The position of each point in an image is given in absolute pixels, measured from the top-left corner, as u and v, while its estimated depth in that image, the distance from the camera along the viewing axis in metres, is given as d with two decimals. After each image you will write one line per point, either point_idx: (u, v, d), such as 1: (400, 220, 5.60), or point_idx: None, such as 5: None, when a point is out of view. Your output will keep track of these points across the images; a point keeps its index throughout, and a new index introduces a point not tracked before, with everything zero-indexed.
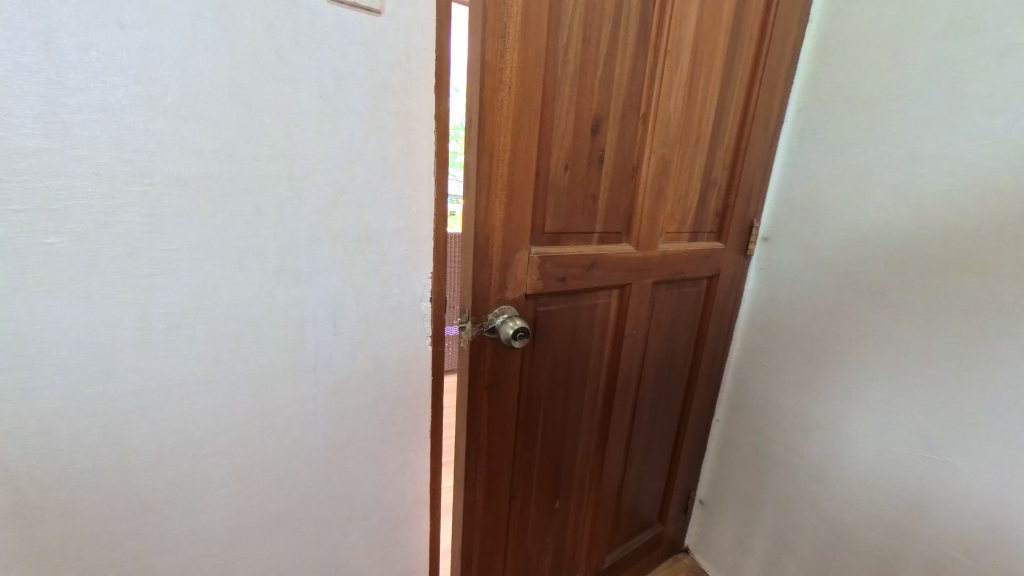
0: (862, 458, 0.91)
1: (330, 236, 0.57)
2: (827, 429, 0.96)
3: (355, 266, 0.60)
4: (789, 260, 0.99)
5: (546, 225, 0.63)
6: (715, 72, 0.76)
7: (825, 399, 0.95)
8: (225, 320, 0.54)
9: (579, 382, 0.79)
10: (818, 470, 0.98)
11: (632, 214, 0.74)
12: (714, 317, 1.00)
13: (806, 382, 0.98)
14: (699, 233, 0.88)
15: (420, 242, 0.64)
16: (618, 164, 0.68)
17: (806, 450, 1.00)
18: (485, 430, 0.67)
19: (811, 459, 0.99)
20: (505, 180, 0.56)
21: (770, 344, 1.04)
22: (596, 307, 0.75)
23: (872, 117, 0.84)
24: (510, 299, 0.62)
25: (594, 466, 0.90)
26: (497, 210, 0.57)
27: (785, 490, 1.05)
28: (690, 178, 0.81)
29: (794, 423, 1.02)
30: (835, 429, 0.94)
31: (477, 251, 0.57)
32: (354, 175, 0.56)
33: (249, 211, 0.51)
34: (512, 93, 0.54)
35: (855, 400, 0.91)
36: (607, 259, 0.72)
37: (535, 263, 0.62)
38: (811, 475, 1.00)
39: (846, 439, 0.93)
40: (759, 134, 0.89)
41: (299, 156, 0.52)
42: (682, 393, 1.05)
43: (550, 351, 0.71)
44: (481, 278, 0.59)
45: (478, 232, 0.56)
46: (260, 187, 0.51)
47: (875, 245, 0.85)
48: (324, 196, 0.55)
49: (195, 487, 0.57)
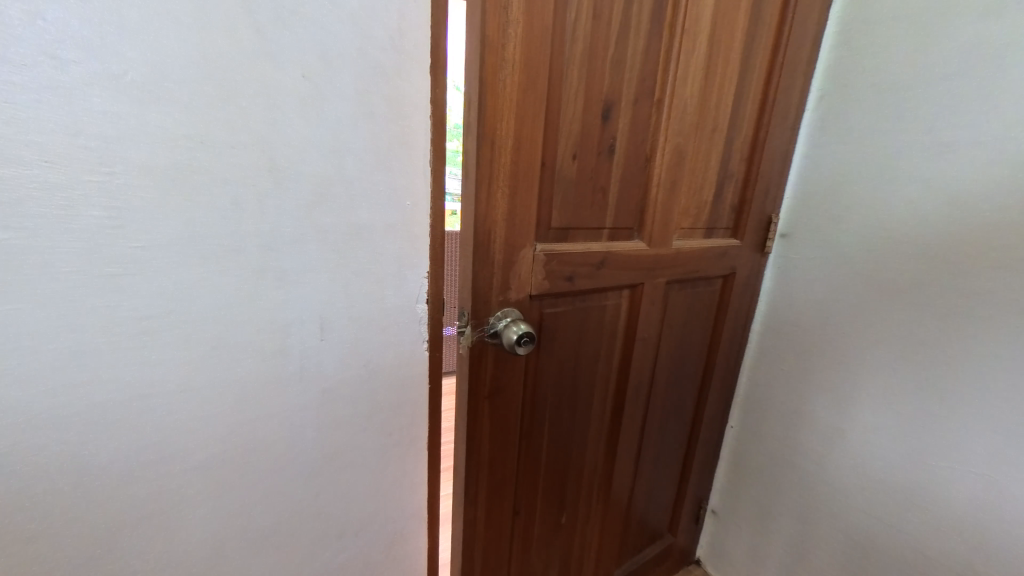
0: (889, 469, 0.85)
1: (317, 233, 0.52)
2: (851, 437, 0.90)
3: (344, 264, 0.55)
4: (810, 258, 0.93)
5: (553, 219, 0.58)
6: (733, 56, 0.71)
7: (849, 406, 0.90)
8: (203, 325, 0.49)
9: (587, 389, 0.74)
10: (840, 481, 0.92)
11: (645, 209, 0.69)
12: (729, 318, 0.95)
13: (827, 387, 0.93)
14: (714, 229, 0.83)
15: (416, 238, 0.59)
16: (630, 154, 0.63)
17: (827, 459, 0.94)
18: (487, 442, 0.62)
19: (832, 469, 0.94)
20: (508, 168, 0.51)
21: (788, 347, 0.99)
22: (605, 308, 0.70)
23: (901, 105, 0.78)
24: (513, 301, 0.57)
25: (602, 476, 0.85)
26: (498, 203, 0.52)
27: (804, 502, 0.99)
28: (706, 171, 0.76)
29: (814, 431, 0.96)
30: (858, 439, 0.89)
31: (477, 248, 0.52)
32: (343, 165, 0.52)
33: (226, 204, 0.47)
34: (516, 73, 0.49)
35: (881, 408, 0.85)
36: (618, 256, 0.66)
37: (540, 261, 0.57)
38: (832, 486, 0.94)
39: (870, 449, 0.87)
40: (778, 124, 0.84)
41: (281, 144, 0.48)
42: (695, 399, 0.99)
43: (556, 357, 0.66)
44: (482, 278, 0.53)
45: (478, 226, 0.51)
46: (238, 177, 0.47)
47: (903, 242, 0.79)
48: (309, 189, 0.50)
49: (172, 505, 0.53)
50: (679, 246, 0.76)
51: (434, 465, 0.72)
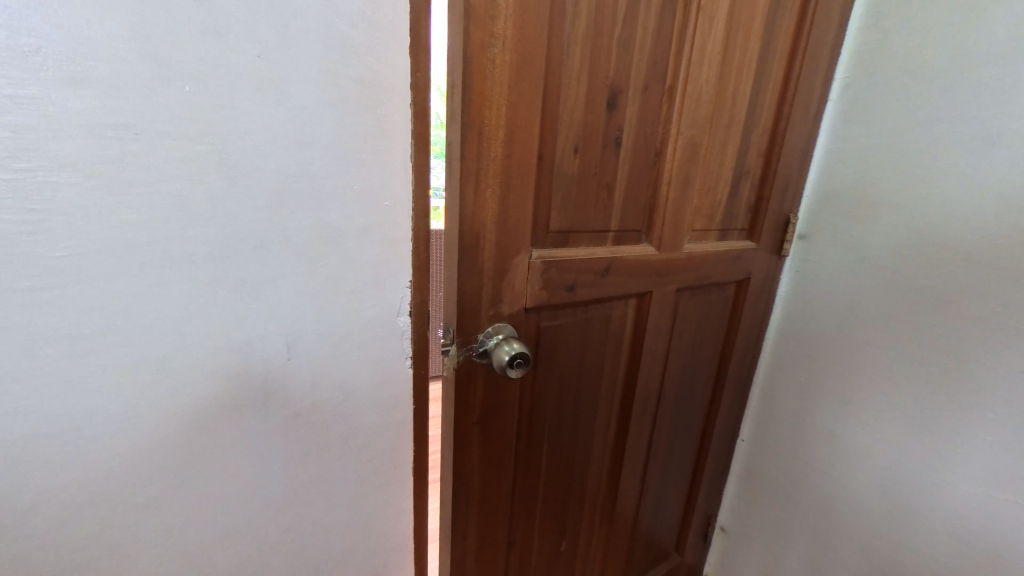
0: (918, 492, 0.78)
1: (280, 238, 0.45)
2: (875, 456, 0.83)
3: (314, 273, 0.48)
4: (831, 261, 0.86)
5: (551, 222, 0.51)
6: (753, 39, 0.64)
7: (873, 423, 0.83)
8: (148, 345, 0.43)
9: (590, 407, 0.67)
10: (863, 502, 0.86)
11: (654, 209, 0.62)
12: (743, 326, 0.88)
13: (850, 401, 0.86)
14: (729, 231, 0.76)
15: (397, 243, 0.53)
16: (639, 147, 0.56)
17: (848, 478, 0.87)
18: (478, 471, 0.55)
19: (853, 489, 0.87)
20: (500, 163, 0.44)
21: (806, 357, 0.92)
22: (610, 319, 0.63)
23: (936, 94, 0.71)
24: (506, 315, 0.50)
25: (605, 498, 0.79)
26: (488, 203, 0.45)
27: (823, 523, 0.92)
28: (721, 167, 0.69)
29: (834, 447, 0.89)
30: (884, 458, 0.82)
31: (464, 256, 0.45)
32: (309, 159, 0.45)
33: (170, 204, 0.40)
34: (508, 52, 0.42)
35: (910, 426, 0.78)
36: (625, 262, 0.60)
37: (537, 269, 0.50)
38: (853, 507, 0.87)
39: (896, 470, 0.80)
40: (799, 116, 0.76)
41: (234, 135, 0.41)
42: (705, 413, 0.93)
43: (555, 375, 0.59)
44: (469, 289, 0.47)
45: (464, 231, 0.44)
46: (182, 174, 0.40)
47: (938, 245, 0.72)
48: (269, 187, 0.44)
49: (116, 550, 0.46)
50: (692, 249, 0.69)
51: (422, 491, 0.65)
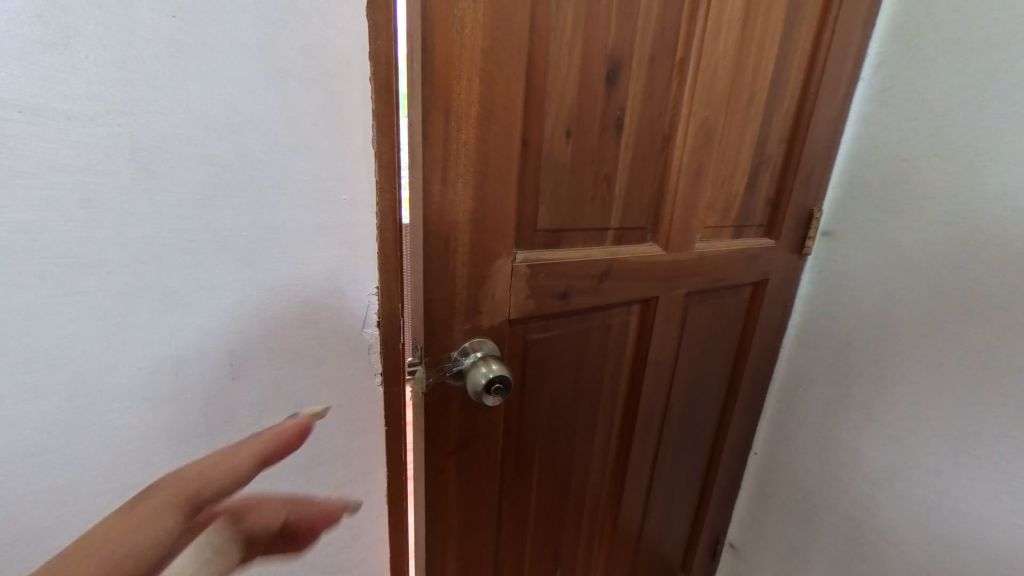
0: (962, 527, 0.68)
1: (212, 238, 0.38)
2: (911, 483, 0.72)
3: (260, 286, 0.40)
4: (861, 260, 0.75)
5: (539, 218, 0.43)
6: (777, 6, 0.56)
7: (910, 445, 0.72)
8: (40, 388, 0.33)
9: (586, 426, 0.59)
10: (895, 534, 0.75)
11: (661, 202, 0.54)
12: (759, 331, 0.80)
13: (882, 419, 0.75)
14: (745, 227, 0.68)
15: (360, 245, 0.44)
16: (644, 130, 0.48)
17: (878, 505, 0.77)
18: (456, 505, 0.48)
19: (883, 518, 0.77)
20: (475, 144, 0.36)
21: (829, 367, 0.81)
22: (610, 329, 0.55)
23: (994, 64, 0.60)
24: (486, 328, 0.43)
25: (605, 521, 0.72)
26: (460, 196, 0.37)
27: (847, 553, 0.82)
28: (738, 154, 0.60)
29: (862, 470, 0.79)
30: (921, 486, 0.71)
31: (431, 259, 0.37)
32: (244, 142, 0.36)
33: (66, 205, 0.31)
34: (481, 8, 0.34)
35: (956, 451, 0.67)
36: (626, 264, 0.52)
37: (523, 274, 0.43)
38: (883, 538, 0.77)
39: (931, 497, 0.71)
40: (827, 96, 0.68)
41: (141, 107, 0.32)
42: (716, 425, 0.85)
43: (547, 392, 0.52)
44: (439, 300, 0.39)
45: (430, 229, 0.37)
46: (84, 164, 0.31)
47: (995, 243, 0.61)
48: (190, 176, 0.34)
49: None
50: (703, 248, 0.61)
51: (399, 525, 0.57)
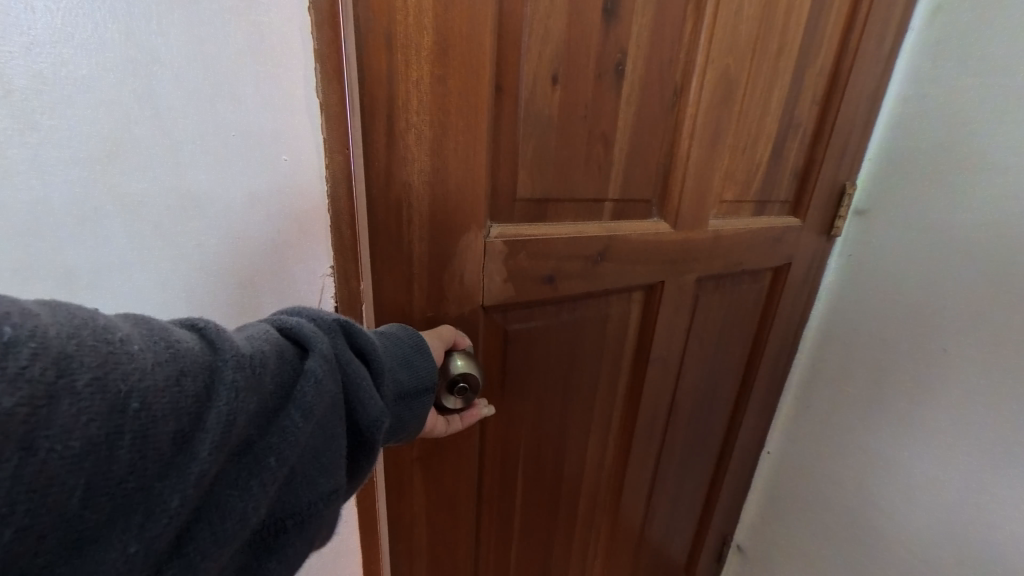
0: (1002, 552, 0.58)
1: (119, 206, 0.30)
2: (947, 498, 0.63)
3: (183, 259, 0.33)
4: (901, 242, 0.64)
5: (518, 185, 0.36)
6: None
7: (949, 455, 0.62)
8: None
9: (581, 428, 0.53)
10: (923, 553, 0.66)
11: (669, 171, 0.46)
12: (778, 323, 0.72)
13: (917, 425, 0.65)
14: (768, 203, 0.60)
15: (307, 217, 0.36)
16: (650, 81, 0.40)
17: (905, 520, 0.68)
18: (423, 517, 0.42)
19: (911, 535, 0.67)
20: (432, 88, 0.28)
21: (857, 365, 0.71)
22: (608, 319, 0.48)
23: None
24: (452, 317, 0.35)
25: (601, 527, 0.65)
26: (413, 152, 0.29)
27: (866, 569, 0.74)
28: (762, 117, 0.52)
29: (890, 480, 0.69)
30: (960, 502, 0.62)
31: (380, 233, 0.30)
32: (153, 83, 0.29)
33: None
34: None
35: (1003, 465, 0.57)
36: (626, 244, 0.44)
37: (498, 253, 0.35)
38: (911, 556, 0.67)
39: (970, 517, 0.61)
40: (871, 50, 0.58)
41: (19, 40, 0.26)
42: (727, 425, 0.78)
43: (533, 392, 0.45)
44: (391, 282, 0.32)
45: (376, 196, 0.29)
46: None
47: None
48: (85, 126, 0.28)
49: None
50: (719, 227, 0.53)
51: None
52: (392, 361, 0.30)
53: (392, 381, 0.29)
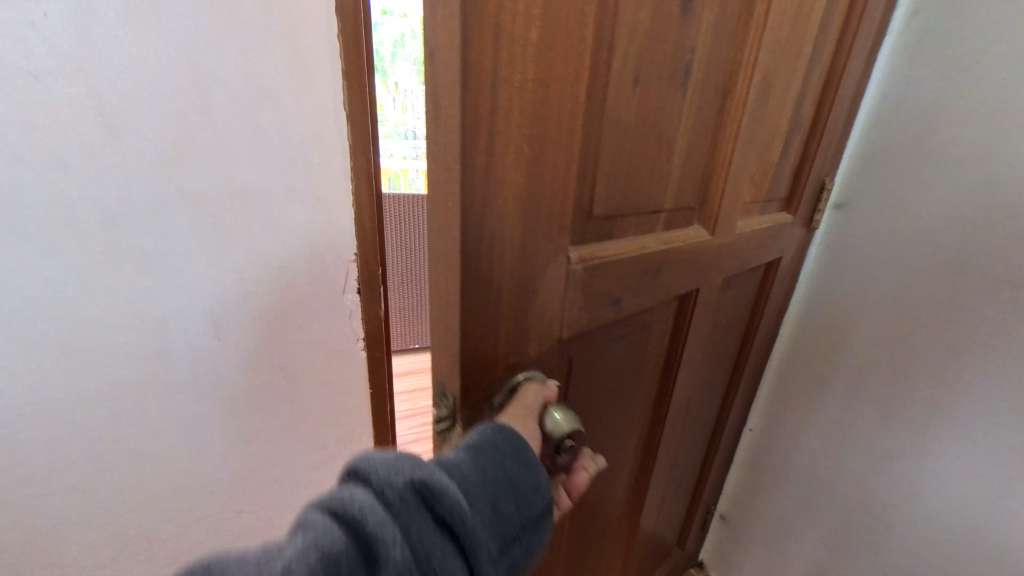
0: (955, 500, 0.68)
1: (185, 206, 0.38)
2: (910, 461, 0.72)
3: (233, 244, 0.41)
4: (877, 233, 0.70)
5: (597, 200, 0.31)
6: None
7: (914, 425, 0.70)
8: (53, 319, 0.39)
9: (618, 441, 0.51)
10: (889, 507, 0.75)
11: (711, 177, 0.44)
12: (768, 311, 0.75)
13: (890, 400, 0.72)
14: (772, 200, 0.61)
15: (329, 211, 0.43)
16: (709, 82, 0.37)
17: (875, 481, 0.76)
18: None
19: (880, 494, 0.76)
20: (531, 91, 0.23)
21: (834, 345, 0.78)
22: (649, 330, 0.46)
23: None
24: (532, 353, 0.31)
25: (623, 531, 0.65)
26: (507, 170, 0.24)
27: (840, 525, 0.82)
28: (780, 116, 0.52)
29: (864, 448, 0.77)
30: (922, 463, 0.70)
31: (468, 270, 0.25)
32: (208, 101, 0.36)
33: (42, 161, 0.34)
34: None
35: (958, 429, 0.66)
36: (677, 255, 0.42)
37: (577, 279, 0.31)
38: (880, 513, 0.76)
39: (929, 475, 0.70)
40: (860, 47, 0.60)
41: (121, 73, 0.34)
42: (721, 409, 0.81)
43: (586, 417, 0.42)
44: (477, 324, 0.27)
45: (466, 226, 0.24)
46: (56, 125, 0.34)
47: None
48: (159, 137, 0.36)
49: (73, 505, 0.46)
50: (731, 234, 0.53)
51: None
52: (490, 505, 0.26)
53: (491, 534, 0.25)
